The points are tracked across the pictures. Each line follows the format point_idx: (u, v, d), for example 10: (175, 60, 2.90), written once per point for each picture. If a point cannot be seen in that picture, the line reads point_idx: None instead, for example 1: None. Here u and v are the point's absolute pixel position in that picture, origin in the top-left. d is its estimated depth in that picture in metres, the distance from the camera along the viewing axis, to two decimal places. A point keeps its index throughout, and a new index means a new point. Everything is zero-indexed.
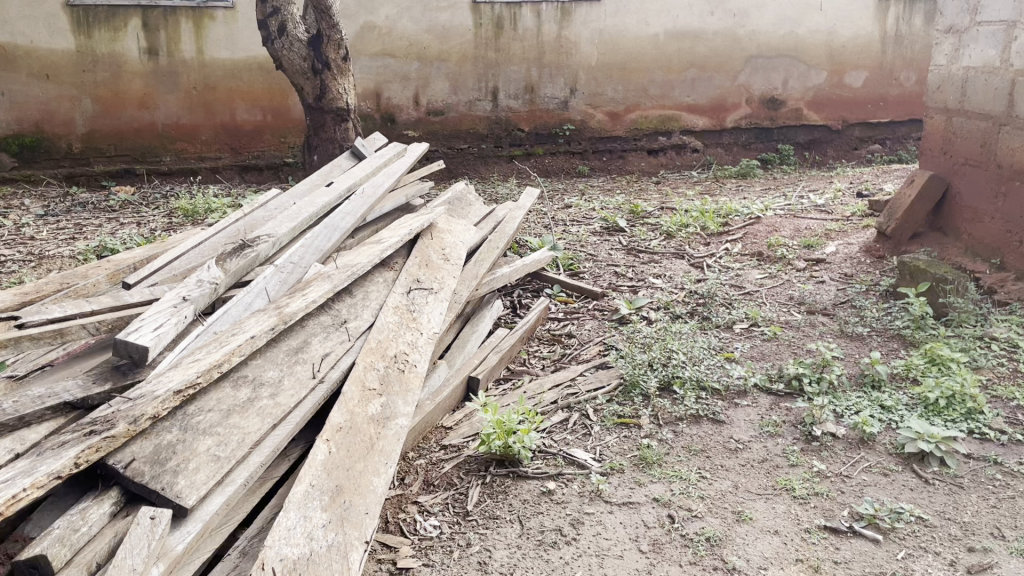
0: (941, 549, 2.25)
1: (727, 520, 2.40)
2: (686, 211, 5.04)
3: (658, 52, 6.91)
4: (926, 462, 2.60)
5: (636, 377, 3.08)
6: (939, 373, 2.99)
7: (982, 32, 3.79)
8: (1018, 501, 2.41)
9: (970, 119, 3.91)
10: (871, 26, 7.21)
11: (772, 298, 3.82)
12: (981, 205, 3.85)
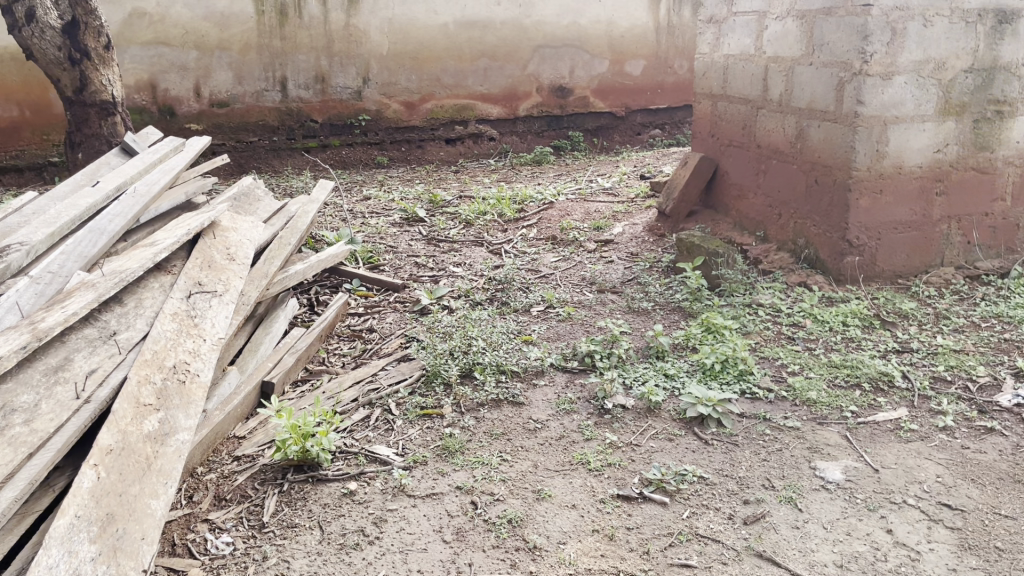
0: (721, 504, 2.42)
1: (527, 500, 2.45)
2: (484, 199, 5.10)
3: (449, 42, 6.92)
4: (705, 424, 2.79)
5: (437, 366, 3.07)
6: (713, 340, 3.22)
7: (738, 22, 4.09)
8: (784, 452, 2.64)
9: (732, 103, 4.22)
10: (646, 17, 7.60)
11: (566, 280, 3.95)
12: (745, 182, 4.18)
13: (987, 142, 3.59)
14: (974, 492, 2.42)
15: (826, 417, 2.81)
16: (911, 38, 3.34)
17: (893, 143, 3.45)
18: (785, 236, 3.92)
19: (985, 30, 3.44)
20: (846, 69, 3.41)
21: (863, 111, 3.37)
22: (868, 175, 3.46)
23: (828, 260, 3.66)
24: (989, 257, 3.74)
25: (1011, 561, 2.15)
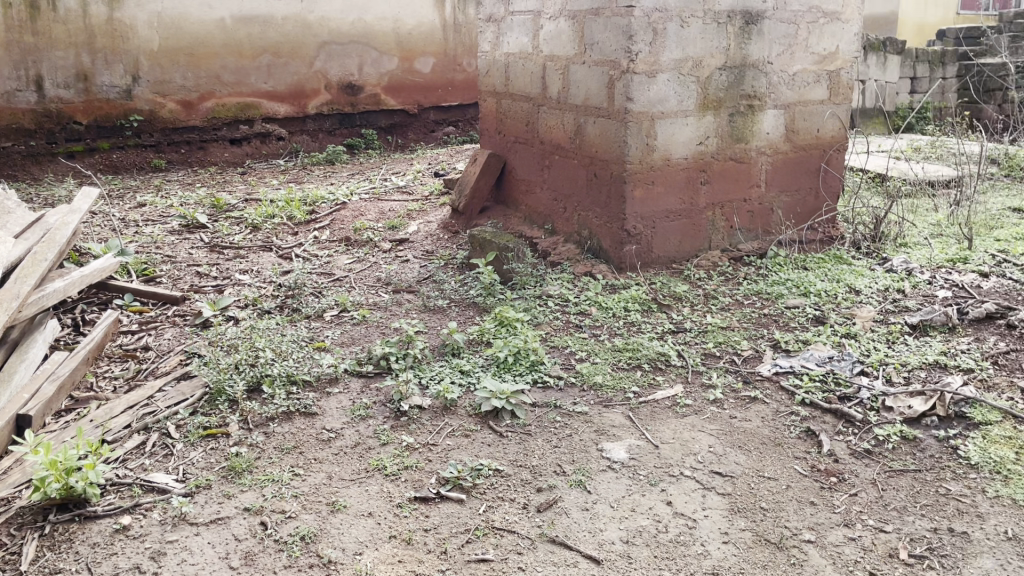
0: (515, 495, 2.47)
1: (321, 513, 2.37)
2: (272, 201, 4.91)
3: (228, 38, 6.59)
4: (500, 417, 2.84)
5: (221, 383, 2.90)
6: (506, 333, 3.28)
7: (515, 21, 4.19)
8: (574, 437, 2.74)
9: (514, 100, 4.34)
10: (433, 15, 7.62)
11: (360, 282, 3.88)
12: (532, 178, 4.33)
13: (742, 134, 3.91)
14: (741, 458, 2.62)
15: (612, 400, 2.96)
16: (670, 37, 3.57)
17: (660, 136, 3.69)
18: (571, 228, 4.10)
19: (734, 30, 3.73)
20: (615, 67, 3.59)
21: (632, 107, 3.57)
22: (641, 167, 3.68)
23: (610, 249, 3.86)
24: (750, 239, 4.11)
25: (773, 519, 2.35)
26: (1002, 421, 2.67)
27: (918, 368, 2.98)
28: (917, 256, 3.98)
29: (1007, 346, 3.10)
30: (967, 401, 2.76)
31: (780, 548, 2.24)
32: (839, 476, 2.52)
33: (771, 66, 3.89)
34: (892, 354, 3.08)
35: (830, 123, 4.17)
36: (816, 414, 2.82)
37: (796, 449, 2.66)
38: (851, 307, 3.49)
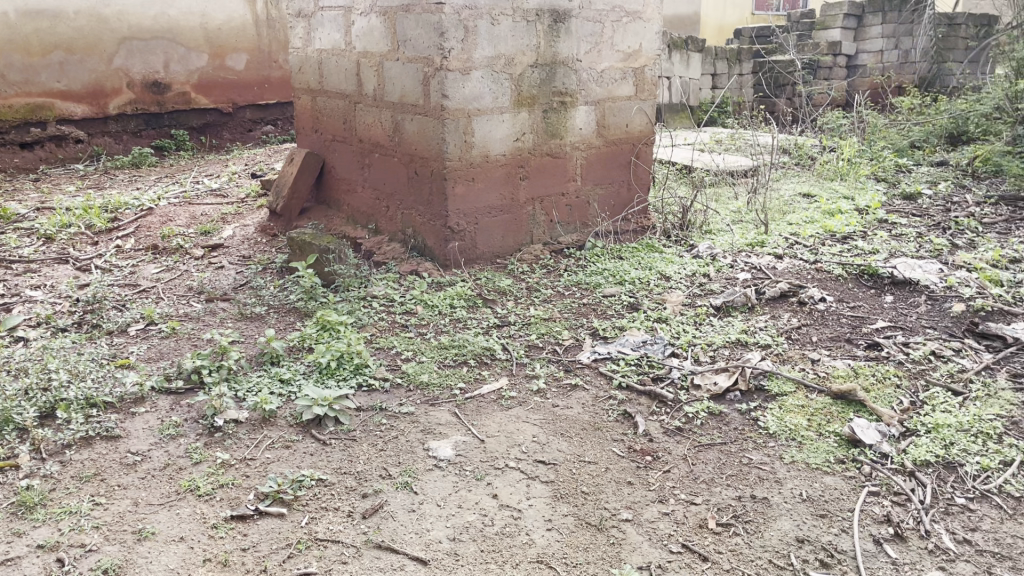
0: (340, 503, 2.41)
1: (127, 543, 2.20)
2: (68, 209, 4.55)
3: (11, 33, 6.01)
4: (323, 424, 2.76)
5: (8, 411, 2.64)
6: (329, 338, 3.20)
7: (326, 17, 4.15)
8: (400, 439, 2.71)
9: (330, 97, 4.28)
10: (243, 9, 7.30)
11: (169, 292, 3.68)
12: (352, 176, 4.29)
13: (556, 130, 4.03)
14: (563, 445, 2.69)
15: (437, 398, 2.95)
16: (482, 35, 3.60)
17: (477, 133, 3.72)
18: (394, 227, 4.08)
19: (544, 28, 3.82)
20: (429, 64, 3.58)
21: (448, 105, 3.58)
22: (460, 164, 3.70)
23: (434, 247, 3.86)
24: (569, 232, 4.25)
25: (594, 502, 2.43)
26: (795, 390, 2.89)
27: (723, 347, 3.18)
28: (721, 242, 4.25)
29: (798, 321, 3.36)
30: (765, 374, 2.98)
31: (600, 529, 2.31)
32: (654, 454, 2.64)
33: (580, 64, 4.02)
34: (700, 335, 3.27)
35: (638, 118, 4.36)
36: (632, 397, 2.95)
37: (614, 432, 2.77)
38: (663, 292, 3.67)
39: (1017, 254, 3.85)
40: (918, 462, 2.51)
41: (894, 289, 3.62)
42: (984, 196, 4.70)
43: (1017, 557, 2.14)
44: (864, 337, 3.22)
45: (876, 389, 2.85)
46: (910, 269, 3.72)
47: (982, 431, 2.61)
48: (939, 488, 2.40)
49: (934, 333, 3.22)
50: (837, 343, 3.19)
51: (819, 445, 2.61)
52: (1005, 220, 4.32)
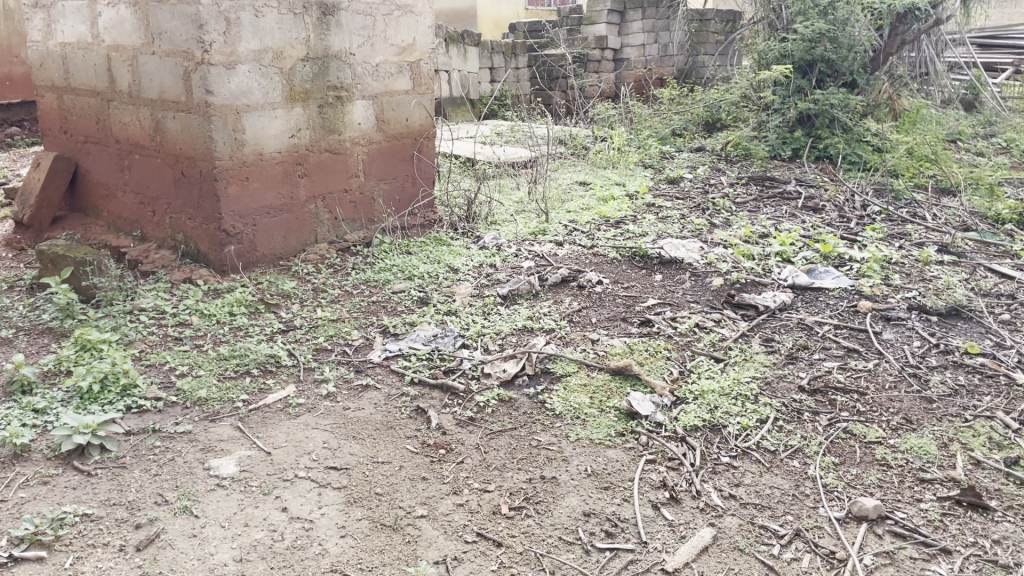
0: (110, 537, 2.20)
1: None
2: None
3: None
4: (86, 454, 2.52)
5: None
6: (90, 358, 2.93)
7: (67, 8, 3.79)
8: (177, 461, 2.53)
9: (78, 95, 3.92)
10: None
11: None
12: (111, 181, 3.95)
13: (333, 125, 3.93)
14: (355, 448, 2.64)
15: (218, 413, 2.79)
16: (245, 28, 3.43)
17: (248, 131, 3.55)
18: (163, 233, 3.81)
19: (312, 21, 3.71)
20: (188, 58, 3.35)
21: (213, 101, 3.38)
22: (231, 164, 3.51)
23: (209, 252, 3.65)
24: (355, 229, 4.17)
25: (388, 502, 2.40)
26: (578, 370, 3.02)
27: (510, 334, 3.25)
28: (505, 232, 4.35)
29: (579, 304, 3.51)
30: (550, 357, 3.08)
31: (395, 529, 2.28)
32: (447, 447, 2.65)
33: (354, 58, 3.94)
34: (488, 325, 3.32)
35: (417, 112, 4.35)
36: (424, 392, 2.94)
37: (407, 429, 2.75)
38: (450, 285, 3.69)
39: (765, 230, 4.26)
40: (688, 427, 2.70)
41: (662, 268, 3.88)
42: (736, 178, 5.15)
43: (774, 505, 2.37)
44: (638, 315, 3.42)
45: (650, 363, 3.04)
46: (675, 249, 4.00)
47: (741, 393, 2.86)
48: (707, 450, 2.60)
49: (698, 306, 3.48)
50: (614, 322, 3.37)
51: (602, 420, 2.74)
52: (754, 199, 4.77)
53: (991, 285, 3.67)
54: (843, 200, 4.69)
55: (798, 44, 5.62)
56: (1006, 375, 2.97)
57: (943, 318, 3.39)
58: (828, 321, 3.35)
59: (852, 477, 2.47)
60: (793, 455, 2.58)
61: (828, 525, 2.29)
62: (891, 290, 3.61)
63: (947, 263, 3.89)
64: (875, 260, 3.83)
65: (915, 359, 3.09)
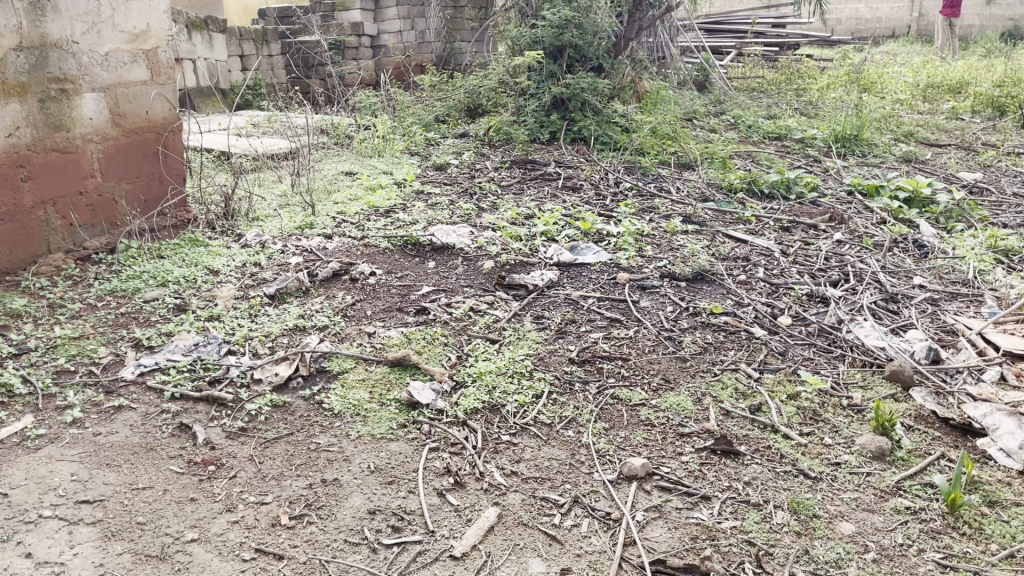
0: None
1: None
2: None
3: None
4: None
5: None
6: None
7: None
8: None
9: None
10: None
11: None
12: None
13: (59, 121, 3.53)
14: (111, 477, 2.39)
15: None
16: None
17: None
18: None
19: (23, 5, 3.29)
20: None
21: None
22: None
23: None
24: (95, 235, 3.79)
25: (152, 531, 2.19)
26: (355, 366, 2.94)
27: (280, 336, 3.10)
28: (268, 228, 4.14)
29: (352, 298, 3.41)
30: (324, 355, 2.97)
31: (162, 558, 2.09)
32: (217, 463, 2.47)
33: (78, 46, 3.54)
34: (255, 328, 3.14)
35: (158, 104, 3.99)
36: (189, 406, 2.72)
37: (171, 449, 2.53)
38: (211, 289, 3.45)
39: (530, 211, 4.39)
40: (468, 411, 2.72)
41: (434, 255, 3.88)
42: (499, 162, 5.27)
43: (553, 476, 2.45)
44: (413, 304, 3.39)
45: (427, 351, 3.02)
46: (445, 235, 4.01)
47: (516, 371, 2.93)
48: (488, 430, 2.64)
49: (471, 290, 3.51)
50: (389, 313, 3.31)
51: (382, 415, 2.69)
52: (518, 182, 4.90)
53: (729, 249, 4.05)
54: (598, 179, 4.96)
55: (547, 30, 5.82)
56: (746, 330, 3.29)
57: (691, 283, 3.69)
58: (592, 294, 3.52)
59: (622, 440, 2.62)
60: (568, 425, 2.68)
61: (603, 488, 2.41)
62: (645, 261, 3.86)
63: (691, 232, 4.23)
64: (629, 234, 4.08)
65: (669, 323, 3.33)
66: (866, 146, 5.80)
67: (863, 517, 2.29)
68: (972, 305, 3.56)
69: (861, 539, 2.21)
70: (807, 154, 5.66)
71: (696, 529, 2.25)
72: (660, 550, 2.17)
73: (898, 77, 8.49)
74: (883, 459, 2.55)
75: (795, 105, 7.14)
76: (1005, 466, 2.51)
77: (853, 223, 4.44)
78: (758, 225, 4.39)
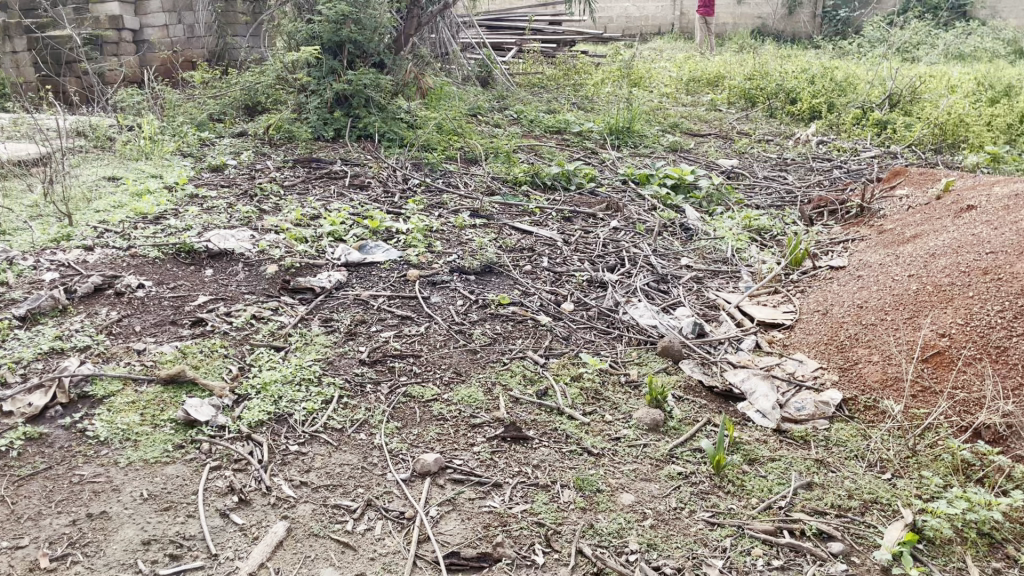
0: None
1: None
2: None
3: None
4: None
5: None
6: None
7: None
8: None
9: None
10: None
11: None
12: None
13: None
14: None
15: None
16: None
17: None
18: None
19: None
20: None
21: None
22: None
23: None
24: None
25: None
26: (123, 388, 2.72)
27: (34, 361, 2.80)
28: (17, 242, 3.73)
29: (119, 314, 3.15)
30: (87, 379, 2.72)
31: None
32: None
33: None
34: (3, 354, 2.81)
35: None
36: None
37: None
38: None
39: (315, 211, 4.26)
40: (253, 424, 2.60)
41: (212, 262, 3.67)
42: (281, 162, 5.08)
43: (344, 482, 2.40)
44: (188, 316, 3.18)
45: (206, 365, 2.85)
46: (223, 240, 3.80)
47: (303, 378, 2.84)
48: (274, 442, 2.54)
49: (253, 297, 3.36)
50: (163, 327, 3.09)
51: (156, 437, 2.50)
52: (302, 181, 4.75)
53: (515, 241, 4.16)
54: (386, 176, 4.91)
55: (324, 26, 5.59)
56: (532, 318, 3.40)
57: (479, 276, 3.75)
58: (382, 293, 3.48)
59: (414, 437, 2.61)
60: (359, 428, 2.64)
61: (396, 488, 2.39)
62: (434, 257, 3.87)
63: (479, 226, 4.30)
64: (418, 230, 4.07)
65: (460, 317, 3.36)
66: (637, 137, 6.17)
67: (641, 487, 2.45)
68: (731, 281, 3.90)
69: (640, 507, 2.36)
70: (586, 146, 5.93)
71: (488, 517, 2.30)
72: (453, 542, 2.19)
73: (664, 71, 9.08)
74: (658, 430, 2.73)
75: (573, 100, 7.46)
76: (761, 425, 2.77)
77: (628, 210, 4.72)
78: (542, 216, 4.54)
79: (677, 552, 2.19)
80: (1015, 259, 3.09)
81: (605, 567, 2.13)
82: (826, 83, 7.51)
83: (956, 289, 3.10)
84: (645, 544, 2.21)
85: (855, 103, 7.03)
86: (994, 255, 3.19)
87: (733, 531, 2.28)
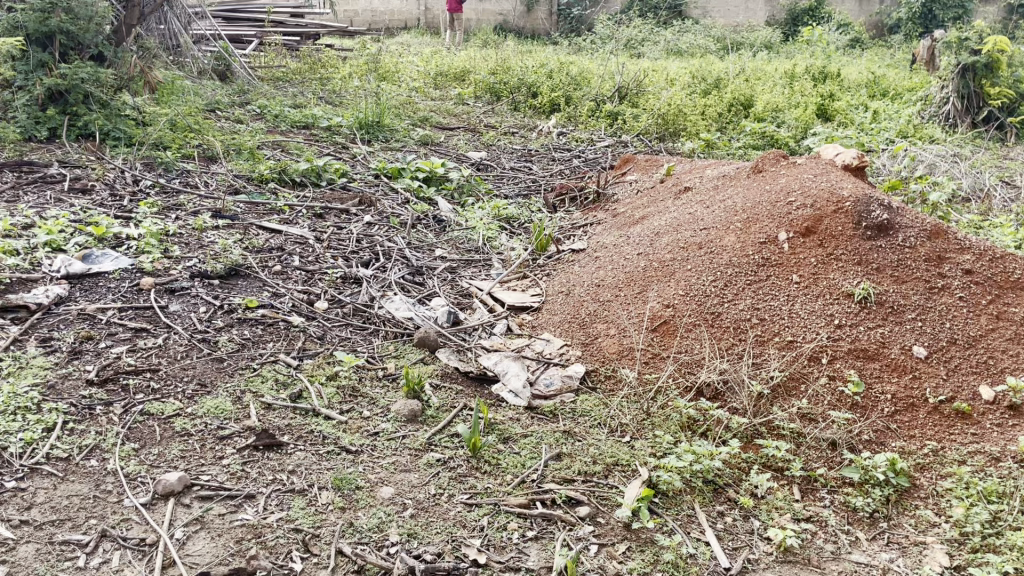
0: None
1: None
2: None
3: None
4: None
5: None
6: None
7: None
8: None
9: None
10: None
11: None
12: None
13: None
14: None
15: None
16: None
17: None
18: None
19: None
20: None
21: None
22: None
23: None
24: None
25: None
26: None
27: None
28: None
29: None
30: None
31: None
32: None
33: None
34: None
35: None
36: None
37: None
38: None
39: (27, 219, 3.81)
40: None
41: None
42: None
43: (74, 515, 2.18)
44: None
45: None
46: None
47: (18, 407, 2.53)
48: None
49: None
50: None
51: None
52: (11, 187, 4.23)
53: (262, 241, 3.99)
54: (113, 178, 4.51)
55: (28, 15, 5.03)
56: (283, 320, 3.29)
57: (223, 280, 3.56)
58: (111, 305, 3.19)
59: (155, 457, 2.43)
60: (89, 454, 2.41)
61: (135, 513, 2.21)
62: (172, 263, 3.62)
63: (221, 227, 4.08)
64: (151, 234, 3.77)
65: (202, 325, 3.17)
66: (387, 132, 6.17)
67: (401, 478, 2.45)
68: (483, 269, 4.02)
69: (399, 498, 2.36)
70: (335, 141, 5.84)
71: (241, 531, 2.19)
72: (203, 563, 2.07)
73: (411, 66, 9.15)
74: (416, 420, 2.75)
75: (320, 94, 7.30)
76: (513, 405, 2.90)
77: (381, 205, 4.70)
78: (291, 214, 4.40)
79: (437, 537, 2.23)
80: (723, 234, 3.47)
81: (365, 563, 2.11)
82: (563, 77, 7.97)
83: (677, 263, 3.43)
84: (405, 534, 2.22)
85: (590, 95, 7.53)
86: (707, 231, 3.56)
87: (490, 509, 2.35)
